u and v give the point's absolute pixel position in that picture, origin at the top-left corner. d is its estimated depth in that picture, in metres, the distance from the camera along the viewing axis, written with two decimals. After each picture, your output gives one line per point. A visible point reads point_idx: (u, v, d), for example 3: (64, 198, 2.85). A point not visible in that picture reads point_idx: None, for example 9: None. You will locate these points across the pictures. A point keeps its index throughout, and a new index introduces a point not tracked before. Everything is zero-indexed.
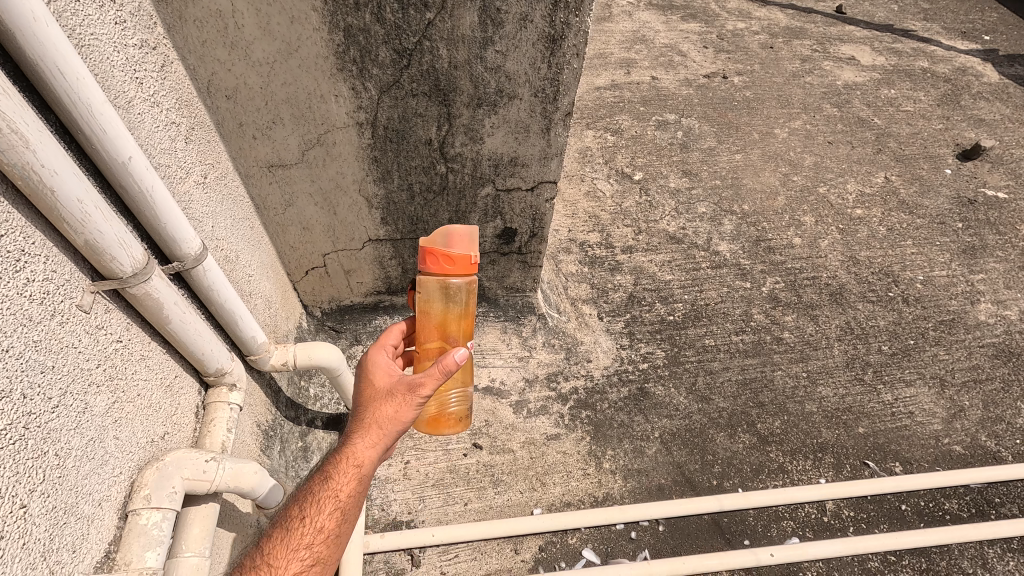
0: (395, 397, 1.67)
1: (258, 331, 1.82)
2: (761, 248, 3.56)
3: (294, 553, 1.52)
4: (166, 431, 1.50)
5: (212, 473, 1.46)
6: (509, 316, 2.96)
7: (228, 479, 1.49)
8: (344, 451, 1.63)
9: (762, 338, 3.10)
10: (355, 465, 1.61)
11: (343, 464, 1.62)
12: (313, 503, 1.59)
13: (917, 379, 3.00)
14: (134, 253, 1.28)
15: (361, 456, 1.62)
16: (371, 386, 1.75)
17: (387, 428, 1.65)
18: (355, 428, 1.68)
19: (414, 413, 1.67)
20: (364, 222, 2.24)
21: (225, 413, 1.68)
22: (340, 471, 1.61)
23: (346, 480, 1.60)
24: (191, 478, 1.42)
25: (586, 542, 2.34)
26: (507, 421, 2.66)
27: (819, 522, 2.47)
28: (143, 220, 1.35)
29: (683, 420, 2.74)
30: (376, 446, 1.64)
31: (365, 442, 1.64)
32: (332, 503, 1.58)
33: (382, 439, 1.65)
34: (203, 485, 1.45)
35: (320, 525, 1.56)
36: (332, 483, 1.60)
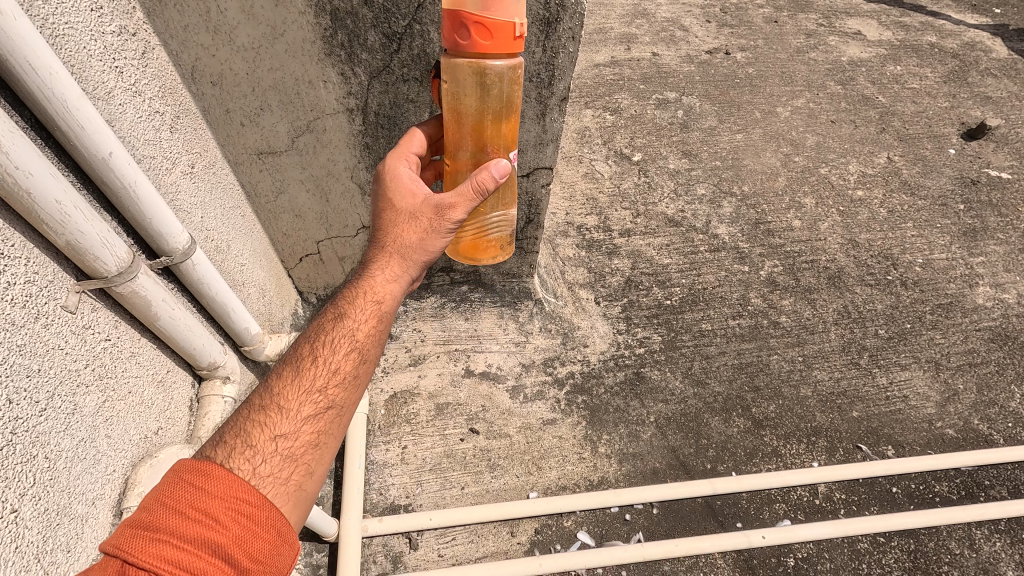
0: (421, 221, 1.61)
1: (252, 322, 1.82)
2: (760, 231, 3.53)
3: (312, 382, 1.37)
4: (160, 426, 1.53)
5: None
6: (505, 302, 2.96)
7: None
8: (365, 286, 1.56)
9: (759, 322, 3.09)
10: (377, 296, 1.55)
11: (364, 300, 1.54)
12: (331, 331, 1.47)
13: (912, 362, 3.01)
14: (118, 251, 1.27)
15: (385, 289, 1.57)
16: (394, 209, 1.65)
17: (412, 257, 1.62)
18: (375, 263, 1.60)
19: (443, 242, 1.65)
20: (358, 209, 2.20)
21: (219, 405, 1.70)
22: (360, 303, 1.53)
23: (367, 312, 1.52)
24: None
25: (581, 525, 2.38)
26: (504, 406, 2.68)
27: (811, 505, 2.51)
28: (128, 216, 1.32)
29: (678, 404, 2.76)
30: (399, 275, 1.60)
31: (388, 270, 1.59)
32: (350, 344, 1.47)
33: (405, 264, 1.61)
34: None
35: (335, 362, 1.42)
36: (350, 317, 1.50)
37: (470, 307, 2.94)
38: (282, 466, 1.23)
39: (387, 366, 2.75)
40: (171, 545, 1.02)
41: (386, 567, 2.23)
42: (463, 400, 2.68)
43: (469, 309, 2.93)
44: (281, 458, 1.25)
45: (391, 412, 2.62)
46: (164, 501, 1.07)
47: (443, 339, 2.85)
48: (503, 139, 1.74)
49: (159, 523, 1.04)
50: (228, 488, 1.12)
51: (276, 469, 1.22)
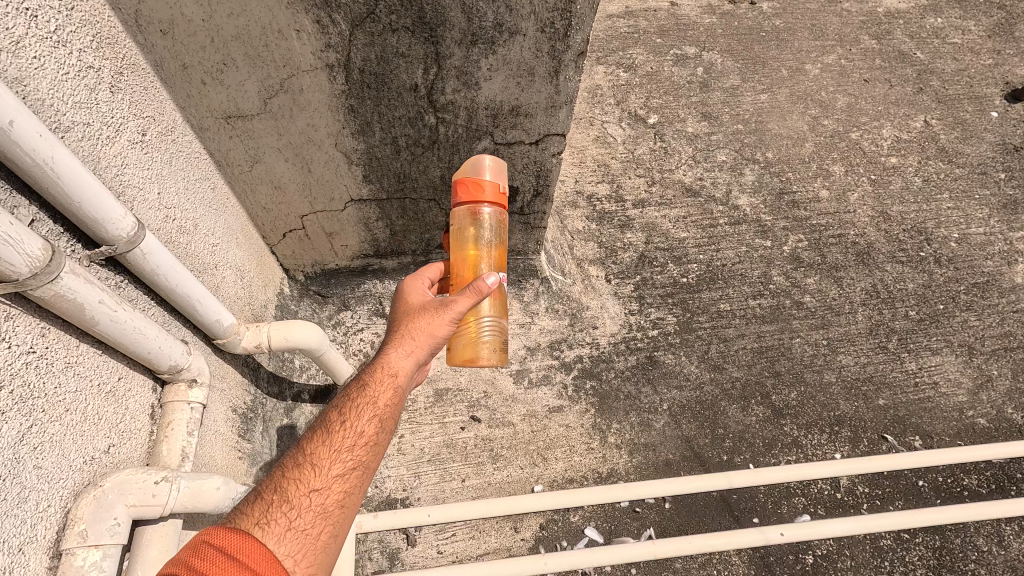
0: (427, 312, 1.65)
1: (224, 313, 1.59)
2: (784, 202, 3.26)
3: (338, 446, 1.43)
4: (111, 442, 1.31)
5: (164, 495, 1.28)
6: (509, 280, 2.73)
7: (183, 499, 1.32)
8: (380, 363, 1.58)
9: (781, 303, 2.88)
10: (391, 369, 1.57)
11: (379, 374, 1.56)
12: (350, 405, 1.52)
13: (944, 347, 2.81)
14: (30, 248, 1.01)
15: (399, 365, 1.58)
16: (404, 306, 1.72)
17: (421, 338, 1.62)
18: (387, 347, 1.63)
19: (448, 328, 1.64)
20: (344, 180, 1.96)
21: (184, 414, 1.47)
22: (376, 380, 1.55)
23: (382, 389, 1.54)
24: (136, 506, 1.24)
25: (589, 521, 2.25)
26: (507, 393, 2.51)
27: (831, 499, 2.37)
28: (51, 200, 1.09)
29: (694, 391, 2.58)
30: (410, 354, 1.60)
31: (401, 350, 1.60)
32: (371, 407, 1.51)
33: (415, 345, 1.61)
34: (154, 510, 1.26)
35: (356, 427, 1.47)
36: (369, 388, 1.54)
37: None
38: (313, 522, 1.30)
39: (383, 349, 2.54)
40: None
41: (383, 564, 2.13)
42: (464, 386, 2.50)
43: None
44: (315, 516, 1.32)
45: None
46: (192, 558, 1.10)
47: None
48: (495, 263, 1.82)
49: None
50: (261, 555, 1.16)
51: (310, 526, 1.30)
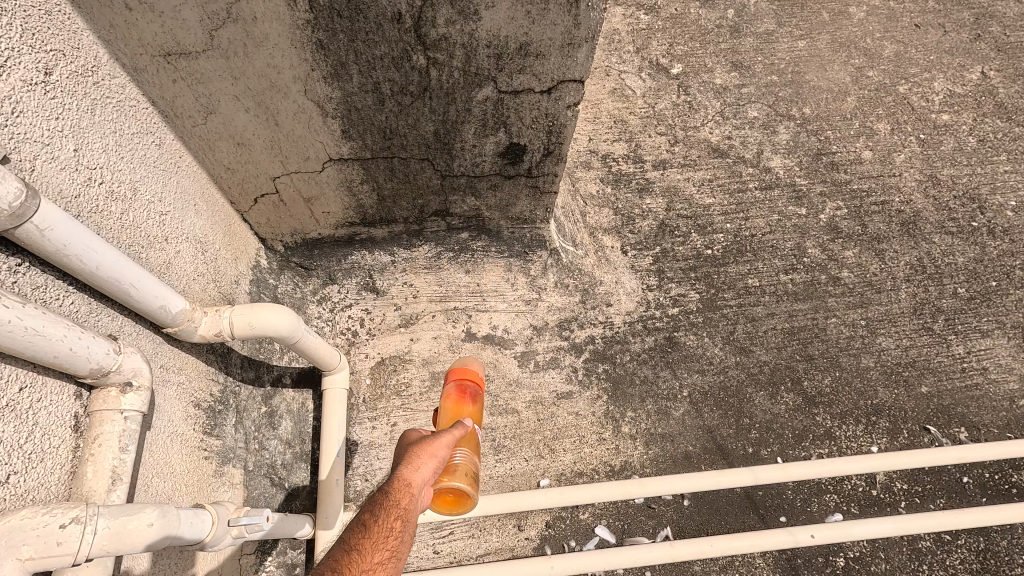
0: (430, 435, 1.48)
1: (170, 298, 1.31)
2: (822, 165, 2.91)
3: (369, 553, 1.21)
4: (15, 469, 1.04)
5: (72, 541, 1.02)
6: (514, 251, 2.44)
7: (98, 544, 1.06)
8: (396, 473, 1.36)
9: (816, 278, 2.59)
10: (410, 477, 1.35)
11: (397, 482, 1.33)
12: (371, 516, 1.28)
13: (996, 329, 2.53)
14: None
15: (418, 473, 1.36)
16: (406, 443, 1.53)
17: (432, 451, 1.42)
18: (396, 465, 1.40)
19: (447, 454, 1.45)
20: (320, 136, 1.65)
21: (114, 427, 1.19)
22: (393, 491, 1.32)
23: (402, 500, 1.30)
24: (34, 557, 0.98)
25: (599, 518, 2.06)
26: (511, 377, 2.27)
27: (866, 497, 2.16)
28: None
29: (717, 376, 2.34)
30: (427, 463, 1.38)
31: (417, 459, 1.39)
32: (399, 509, 1.29)
33: (427, 454, 1.41)
34: (64, 558, 1.01)
35: (385, 532, 1.25)
36: (391, 494, 1.31)
37: (471, 258, 2.40)
38: None
39: (374, 328, 2.30)
40: None
41: None
42: None
43: (470, 260, 2.40)
44: None
45: (378, 383, 2.22)
46: None
47: (440, 296, 2.36)
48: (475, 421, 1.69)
49: None
50: None
51: None
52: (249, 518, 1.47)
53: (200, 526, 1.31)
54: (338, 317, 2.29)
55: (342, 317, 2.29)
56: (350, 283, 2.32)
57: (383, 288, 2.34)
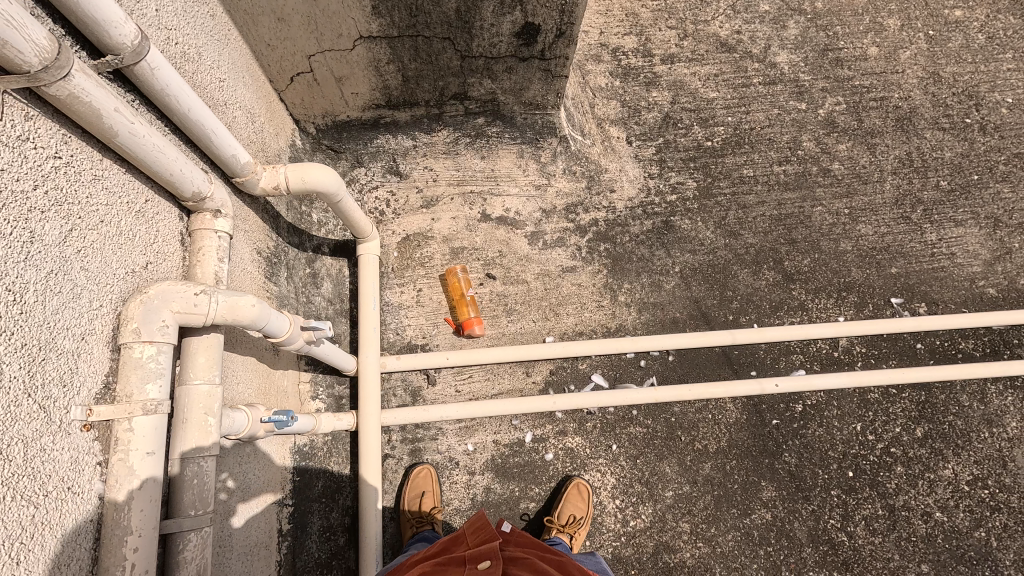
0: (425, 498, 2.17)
1: (239, 150, 1.55)
2: (827, 61, 2.96)
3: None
4: (148, 261, 1.34)
5: (205, 307, 1.28)
6: (526, 139, 2.62)
7: (223, 313, 1.31)
8: (489, 530, 1.35)
9: (807, 169, 2.76)
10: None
11: (483, 553, 1.23)
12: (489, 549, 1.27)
13: (969, 219, 2.71)
14: (36, 38, 0.91)
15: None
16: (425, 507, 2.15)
17: (544, 556, 1.33)
18: (518, 548, 1.37)
19: (429, 491, 2.19)
20: (352, 12, 1.82)
21: (213, 242, 1.47)
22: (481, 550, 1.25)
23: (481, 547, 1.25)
24: (181, 312, 1.25)
25: (596, 368, 2.43)
26: (521, 253, 2.55)
27: (828, 357, 2.50)
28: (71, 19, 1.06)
29: (707, 255, 2.60)
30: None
31: (517, 554, 1.28)
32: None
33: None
34: (197, 319, 1.28)
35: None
36: (470, 560, 1.22)
37: (486, 145, 2.60)
38: None
39: (398, 208, 2.55)
40: None
41: (406, 399, 2.36)
42: (479, 245, 2.54)
43: (486, 147, 2.60)
44: None
45: (404, 255, 2.51)
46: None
47: (458, 180, 2.59)
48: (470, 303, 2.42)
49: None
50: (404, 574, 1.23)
51: None
52: (316, 324, 1.63)
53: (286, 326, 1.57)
54: (366, 197, 2.54)
55: (370, 197, 2.54)
56: (375, 166, 2.54)
57: (405, 172, 2.56)
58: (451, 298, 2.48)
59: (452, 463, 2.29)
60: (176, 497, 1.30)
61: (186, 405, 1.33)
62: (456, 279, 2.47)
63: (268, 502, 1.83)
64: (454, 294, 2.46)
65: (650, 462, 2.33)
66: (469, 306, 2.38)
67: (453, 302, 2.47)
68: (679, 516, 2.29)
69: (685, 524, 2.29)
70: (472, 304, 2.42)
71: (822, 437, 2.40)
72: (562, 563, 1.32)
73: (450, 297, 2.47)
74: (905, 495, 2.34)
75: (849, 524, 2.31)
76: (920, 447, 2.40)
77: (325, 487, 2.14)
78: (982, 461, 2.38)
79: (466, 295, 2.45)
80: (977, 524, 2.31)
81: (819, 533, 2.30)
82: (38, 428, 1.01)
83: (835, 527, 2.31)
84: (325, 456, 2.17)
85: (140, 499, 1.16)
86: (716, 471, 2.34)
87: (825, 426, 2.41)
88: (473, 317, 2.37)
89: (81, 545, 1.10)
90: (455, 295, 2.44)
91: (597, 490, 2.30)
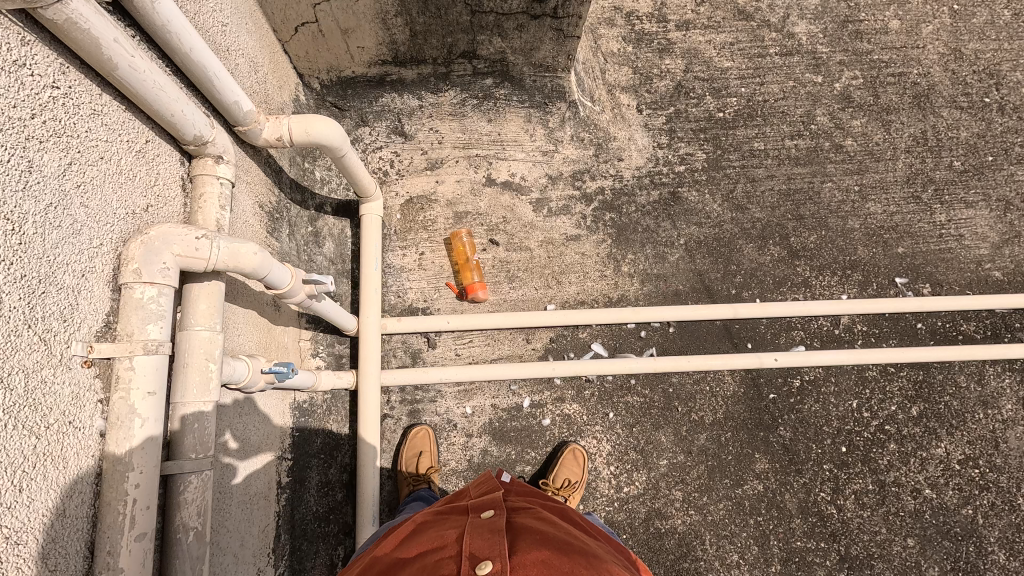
0: (421, 458, 2.19)
1: (242, 97, 1.52)
2: (847, 33, 2.83)
3: (422, 530, 1.21)
4: (148, 204, 1.33)
5: (207, 252, 1.28)
6: (535, 102, 2.58)
7: (225, 259, 1.31)
8: (492, 483, 1.39)
9: (820, 145, 2.70)
10: (523, 528, 1.13)
11: (485, 501, 1.25)
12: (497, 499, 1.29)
13: (980, 200, 2.67)
14: None
15: (530, 534, 1.10)
16: (420, 467, 2.17)
17: (546, 504, 1.39)
18: (519, 496, 1.42)
19: (427, 452, 2.21)
20: None
21: (215, 189, 1.46)
22: (488, 499, 1.27)
23: (487, 498, 1.28)
24: (183, 255, 1.25)
25: (596, 337, 2.44)
26: (526, 220, 2.52)
27: (829, 335, 2.50)
28: None
29: (713, 228, 2.58)
30: (544, 525, 1.16)
31: (518, 502, 1.31)
32: (466, 542, 1.05)
33: (552, 552, 1.05)
34: (199, 263, 1.28)
35: (430, 545, 1.11)
36: (474, 507, 1.24)
37: (494, 107, 2.56)
38: (439, 530, 1.16)
39: (402, 169, 2.51)
40: (404, 538, 1.20)
41: (406, 360, 2.37)
42: (484, 210, 2.51)
43: (493, 109, 2.56)
44: (439, 532, 1.15)
45: (407, 218, 2.49)
46: (397, 535, 1.23)
47: (463, 143, 2.55)
48: (474, 268, 2.42)
49: (402, 533, 1.23)
50: (403, 530, 1.24)
51: (434, 536, 1.14)
52: (318, 278, 1.63)
53: (288, 280, 1.57)
54: (370, 157, 2.50)
55: (374, 158, 2.51)
56: (380, 126, 2.50)
57: (410, 133, 2.52)
58: (454, 262, 2.47)
59: (450, 425, 2.32)
60: (178, 440, 1.32)
61: (187, 352, 1.33)
62: (461, 243, 2.45)
63: (268, 454, 1.86)
64: (458, 258, 2.45)
65: (646, 430, 2.36)
66: (473, 271, 2.37)
67: (456, 265, 2.45)
68: (671, 484, 2.33)
69: (677, 492, 2.32)
70: (476, 269, 2.42)
71: (818, 412, 2.42)
72: (562, 510, 1.39)
73: (454, 260, 2.46)
74: (896, 471, 2.37)
75: (839, 498, 2.35)
76: (914, 425, 2.41)
77: (324, 443, 2.17)
78: (975, 442, 2.40)
79: (471, 259, 2.44)
80: (966, 501, 2.34)
81: (809, 506, 2.34)
82: (39, 359, 1.01)
83: (826, 500, 2.34)
84: (325, 413, 2.20)
85: (141, 438, 1.17)
86: (711, 442, 2.36)
87: (822, 401, 2.43)
88: (476, 282, 2.37)
89: (82, 479, 1.11)
90: (460, 259, 2.44)
91: (593, 455, 2.33)
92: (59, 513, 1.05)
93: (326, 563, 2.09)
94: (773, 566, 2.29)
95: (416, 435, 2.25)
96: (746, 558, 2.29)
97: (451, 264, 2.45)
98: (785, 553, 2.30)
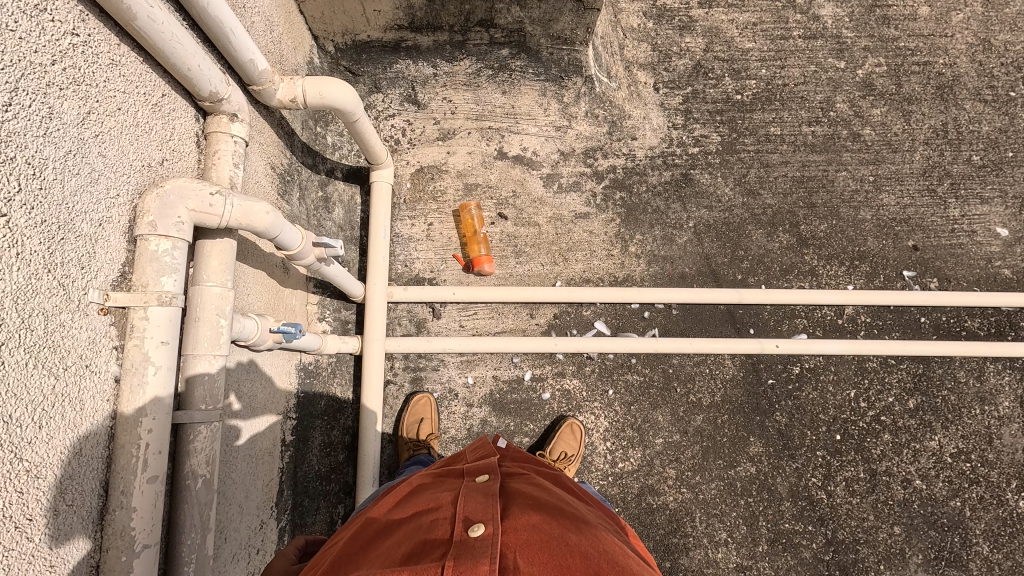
0: (422, 427, 2.23)
1: (258, 56, 1.51)
2: (874, 18, 2.76)
3: (418, 491, 1.25)
4: (163, 158, 1.34)
5: (220, 208, 1.30)
6: (550, 76, 2.54)
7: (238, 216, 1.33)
8: (488, 448, 1.43)
9: (837, 133, 2.66)
10: (516, 493, 1.16)
11: (481, 466, 1.29)
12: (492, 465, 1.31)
13: (996, 197, 2.63)
14: None
15: (523, 499, 1.14)
16: (420, 436, 2.22)
17: (540, 470, 1.43)
18: (514, 463, 1.45)
19: (428, 420, 2.26)
20: None
21: (228, 147, 1.46)
22: (483, 463, 1.30)
23: (482, 462, 1.31)
24: (197, 211, 1.26)
25: (599, 316, 2.45)
26: (536, 195, 2.51)
27: (832, 324, 2.51)
28: None
29: (723, 213, 2.56)
30: (538, 491, 1.19)
31: (513, 468, 1.34)
32: (460, 506, 1.08)
33: (543, 517, 1.08)
34: (212, 219, 1.30)
35: (426, 507, 1.14)
36: (469, 471, 1.28)
37: (509, 79, 2.53)
38: (435, 493, 1.19)
39: (414, 138, 2.50)
40: (398, 502, 1.23)
41: (410, 329, 2.40)
42: (493, 183, 2.50)
43: (508, 81, 2.53)
44: (434, 495, 1.18)
45: (417, 188, 2.48)
46: (394, 497, 1.26)
47: (475, 115, 2.53)
48: (482, 241, 2.44)
49: (397, 495, 1.26)
50: (398, 492, 1.28)
51: (430, 498, 1.17)
52: (328, 242, 1.64)
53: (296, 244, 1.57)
54: (382, 124, 2.49)
55: (386, 125, 2.49)
56: (394, 93, 2.49)
57: (424, 102, 2.51)
58: (461, 233, 2.48)
59: (452, 394, 2.36)
60: (188, 391, 1.35)
61: (199, 307, 1.36)
62: (471, 216, 2.46)
63: (272, 412, 1.90)
64: (466, 229, 2.46)
65: (644, 409, 2.39)
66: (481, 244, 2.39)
67: (462, 237, 2.47)
68: (665, 462, 2.37)
69: (671, 470, 2.37)
70: (483, 243, 2.44)
71: (815, 400, 2.44)
72: (557, 477, 1.42)
73: (461, 232, 2.47)
74: (889, 461, 2.40)
75: (830, 483, 2.39)
76: (910, 417, 2.44)
77: (327, 406, 2.22)
78: (969, 436, 2.42)
79: (478, 233, 2.46)
80: (955, 493, 2.38)
81: (800, 490, 2.38)
82: (57, 304, 1.04)
83: (816, 485, 2.39)
84: (329, 376, 2.25)
85: (153, 387, 1.20)
86: (707, 424, 2.40)
87: (819, 389, 2.45)
88: (483, 255, 2.39)
89: (97, 423, 1.15)
90: (468, 232, 2.46)
91: (590, 430, 2.37)
92: (76, 452, 1.09)
93: (326, 520, 2.16)
94: (760, 546, 2.34)
95: (416, 403, 2.28)
96: (734, 537, 2.35)
97: (458, 235, 2.47)
98: (773, 533, 2.35)
